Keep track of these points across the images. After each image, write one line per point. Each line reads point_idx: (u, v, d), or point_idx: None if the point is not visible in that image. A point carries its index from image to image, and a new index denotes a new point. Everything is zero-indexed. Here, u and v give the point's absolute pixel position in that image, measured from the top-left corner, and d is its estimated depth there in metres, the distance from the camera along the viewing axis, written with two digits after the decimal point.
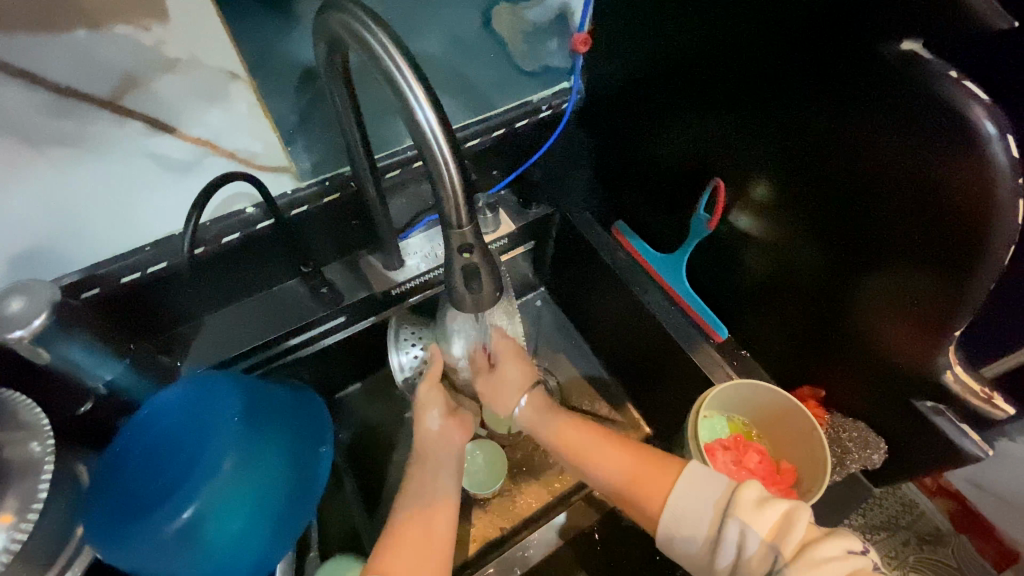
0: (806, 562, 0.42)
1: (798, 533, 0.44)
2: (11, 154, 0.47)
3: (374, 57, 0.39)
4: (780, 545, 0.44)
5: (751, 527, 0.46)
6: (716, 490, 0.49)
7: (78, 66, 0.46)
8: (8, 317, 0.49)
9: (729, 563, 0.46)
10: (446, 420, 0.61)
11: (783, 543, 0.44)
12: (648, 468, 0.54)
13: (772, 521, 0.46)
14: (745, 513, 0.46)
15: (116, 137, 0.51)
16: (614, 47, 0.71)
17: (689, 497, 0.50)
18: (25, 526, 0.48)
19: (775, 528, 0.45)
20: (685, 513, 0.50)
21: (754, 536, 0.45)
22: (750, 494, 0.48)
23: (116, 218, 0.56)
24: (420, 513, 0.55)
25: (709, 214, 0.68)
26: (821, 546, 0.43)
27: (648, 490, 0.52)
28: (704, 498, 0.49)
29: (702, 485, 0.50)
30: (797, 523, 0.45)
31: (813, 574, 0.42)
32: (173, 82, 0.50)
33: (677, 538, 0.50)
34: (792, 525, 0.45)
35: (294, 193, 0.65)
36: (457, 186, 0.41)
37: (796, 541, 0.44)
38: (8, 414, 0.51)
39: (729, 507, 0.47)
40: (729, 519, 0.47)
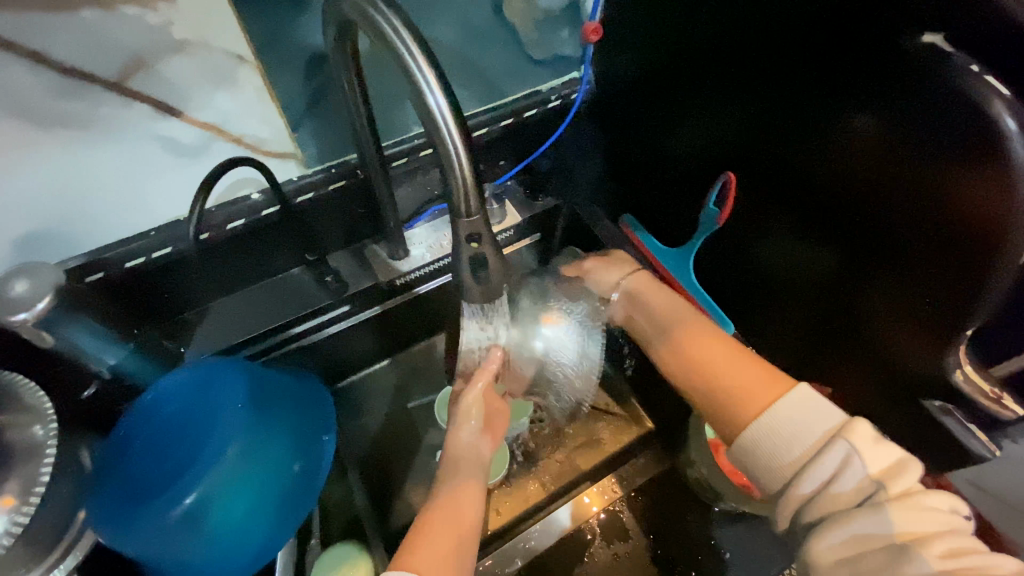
0: (905, 505, 0.40)
1: (906, 480, 0.42)
2: (14, 136, 0.46)
3: (385, 40, 0.39)
4: (885, 483, 0.41)
5: (859, 458, 0.42)
6: (830, 417, 0.45)
7: (83, 45, 0.45)
8: (12, 299, 0.48)
9: (808, 492, 0.43)
10: (480, 433, 0.61)
11: (888, 482, 0.42)
12: (758, 376, 0.51)
13: (883, 462, 0.42)
14: (860, 443, 0.43)
15: (121, 120, 0.50)
16: (626, 35, 0.70)
17: (801, 416, 0.45)
18: (27, 509, 0.48)
19: (882, 471, 0.42)
20: (792, 425, 0.45)
21: (861, 467, 0.42)
22: (868, 430, 0.44)
23: (120, 202, 0.55)
24: (450, 503, 0.54)
25: (719, 207, 0.67)
26: (932, 497, 0.40)
27: (755, 393, 0.49)
28: (815, 423, 0.45)
29: (817, 411, 0.45)
30: (909, 471, 0.42)
31: (916, 517, 0.39)
32: (179, 64, 0.50)
33: (763, 447, 0.46)
34: (902, 472, 0.42)
35: (299, 179, 0.64)
36: (466, 172, 0.40)
37: (904, 485, 0.41)
38: (11, 398, 0.52)
39: (843, 430, 0.43)
40: (837, 442, 0.43)
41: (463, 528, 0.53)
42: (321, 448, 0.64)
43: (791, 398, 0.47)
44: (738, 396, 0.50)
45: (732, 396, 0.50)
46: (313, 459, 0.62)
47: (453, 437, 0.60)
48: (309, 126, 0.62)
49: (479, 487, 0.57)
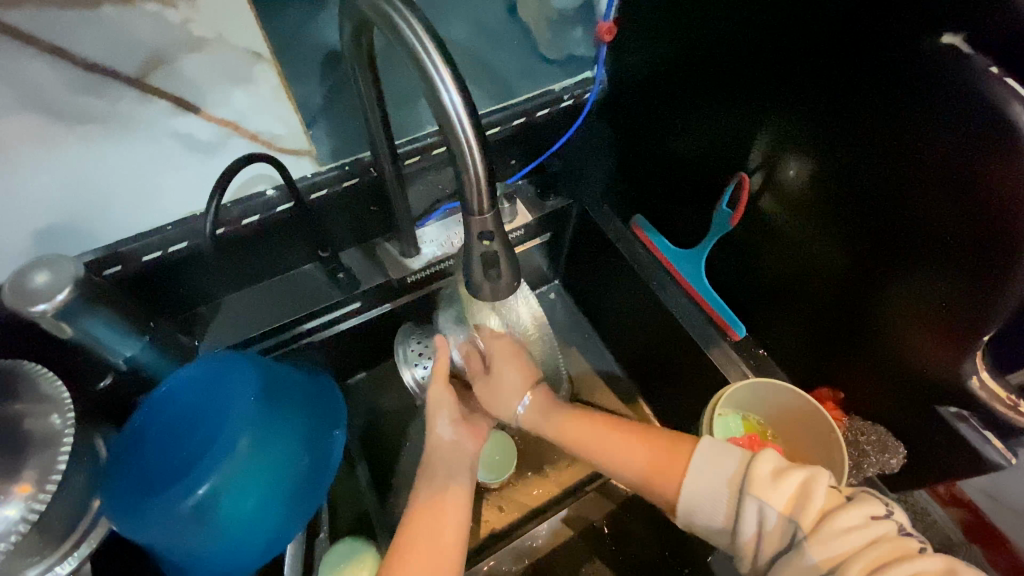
0: (822, 537, 0.41)
1: (817, 503, 0.43)
2: (37, 130, 0.48)
3: (402, 39, 0.39)
4: (799, 520, 0.43)
5: (768, 504, 0.44)
6: (733, 466, 0.48)
7: (105, 42, 0.46)
8: (33, 290, 0.49)
9: (750, 539, 0.45)
10: (456, 428, 0.60)
11: (801, 515, 0.43)
12: (665, 450, 0.53)
13: (790, 494, 0.44)
14: (762, 491, 0.45)
15: (140, 116, 0.51)
16: (640, 35, 0.70)
17: (708, 470, 0.49)
18: (43, 497, 0.49)
19: (791, 501, 0.44)
20: (702, 490, 0.48)
21: (772, 511, 0.44)
22: (765, 469, 0.46)
23: (138, 196, 0.56)
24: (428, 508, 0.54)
25: (732, 210, 0.66)
26: (845, 515, 0.42)
27: (666, 471, 0.52)
28: (721, 475, 0.48)
29: (721, 461, 0.49)
30: (817, 494, 0.44)
31: (832, 543, 0.41)
32: (198, 62, 0.50)
33: (698, 518, 0.49)
34: (808, 497, 0.44)
35: (314, 176, 0.65)
36: (480, 172, 0.40)
37: (815, 511, 0.43)
38: (30, 387, 0.53)
39: (746, 483, 0.46)
40: (746, 498, 0.45)
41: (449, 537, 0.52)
42: (330, 443, 0.64)
43: (697, 460, 0.50)
44: (660, 471, 0.52)
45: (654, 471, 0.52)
46: (322, 454, 0.63)
47: (432, 437, 0.60)
48: (323, 124, 0.62)
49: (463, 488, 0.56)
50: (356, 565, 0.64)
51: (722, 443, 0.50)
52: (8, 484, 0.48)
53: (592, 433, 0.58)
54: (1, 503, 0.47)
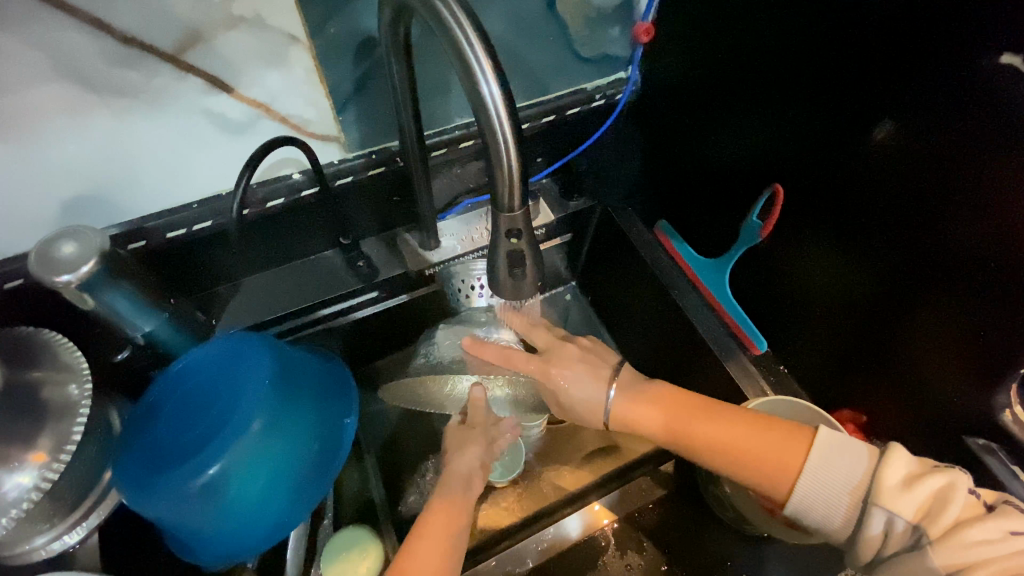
0: (953, 544, 0.41)
1: (951, 514, 0.42)
2: (72, 101, 0.48)
3: (443, 26, 0.38)
4: (929, 525, 0.43)
5: (898, 513, 0.44)
6: (857, 471, 0.47)
7: (144, 15, 0.46)
8: (61, 258, 0.49)
9: (867, 542, 0.46)
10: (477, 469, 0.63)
11: (931, 523, 0.43)
12: (775, 440, 0.50)
13: (922, 502, 0.44)
14: (892, 498, 0.44)
15: (173, 92, 0.51)
16: (679, 37, 0.69)
17: (826, 476, 0.47)
18: (57, 466, 0.49)
19: (923, 510, 0.43)
20: (827, 489, 0.47)
21: (901, 519, 0.44)
22: (895, 476, 0.45)
23: (166, 171, 0.56)
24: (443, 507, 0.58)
25: (762, 222, 0.66)
26: (979, 528, 0.41)
27: (775, 467, 0.49)
28: (847, 479, 0.47)
29: (846, 465, 0.47)
30: (953, 503, 0.43)
31: (959, 553, 0.41)
32: (236, 40, 0.50)
33: (813, 516, 0.48)
34: (945, 506, 0.43)
35: (340, 163, 0.65)
36: (513, 169, 0.40)
37: (948, 521, 0.42)
38: (48, 356, 0.53)
39: (873, 492, 0.45)
40: (873, 505, 0.45)
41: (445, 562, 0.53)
42: (341, 430, 0.64)
43: (814, 459, 0.48)
44: (765, 473, 0.50)
45: (762, 476, 0.50)
46: (333, 441, 0.63)
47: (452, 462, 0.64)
48: (353, 111, 0.61)
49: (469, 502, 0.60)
50: (358, 554, 0.64)
51: (844, 439, 0.48)
52: (24, 451, 0.48)
53: (660, 411, 0.56)
54: (16, 470, 0.48)
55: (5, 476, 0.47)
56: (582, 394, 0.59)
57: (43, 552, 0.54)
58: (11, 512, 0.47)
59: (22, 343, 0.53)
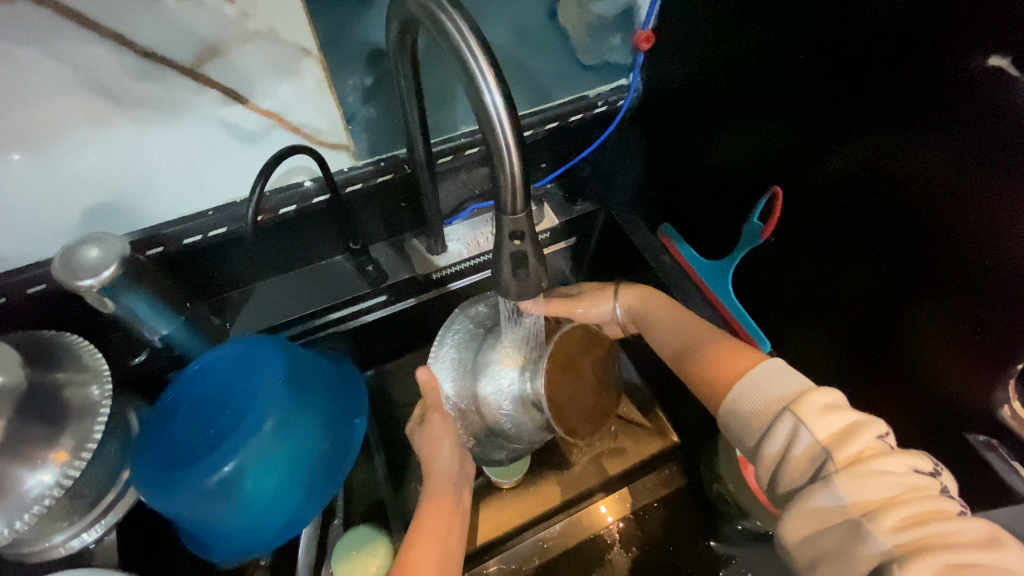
0: (855, 474, 0.41)
1: (858, 444, 0.43)
2: (95, 112, 0.50)
3: (448, 38, 0.39)
4: (833, 452, 0.43)
5: (807, 428, 0.45)
6: (787, 388, 0.49)
7: (163, 31, 0.47)
8: (83, 264, 0.51)
9: (776, 455, 0.47)
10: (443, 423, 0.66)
11: (837, 449, 0.43)
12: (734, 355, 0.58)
13: (833, 428, 0.45)
14: (805, 415, 0.46)
15: (191, 104, 0.53)
16: (679, 46, 0.70)
17: (762, 385, 0.51)
18: (78, 464, 0.51)
19: (833, 435, 0.44)
20: (760, 390, 0.51)
21: (808, 435, 0.45)
22: (818, 399, 0.47)
23: (182, 179, 0.58)
24: (437, 501, 0.62)
25: (763, 224, 0.67)
26: (884, 461, 0.41)
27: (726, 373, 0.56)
28: (775, 392, 0.50)
29: (779, 381, 0.50)
30: (861, 437, 0.43)
31: (863, 486, 0.41)
32: (250, 54, 0.52)
33: (734, 423, 0.52)
34: (852, 437, 0.43)
35: (350, 170, 0.67)
36: (516, 174, 0.41)
37: (853, 452, 0.43)
38: (71, 357, 0.55)
39: (792, 403, 0.47)
40: (786, 414, 0.47)
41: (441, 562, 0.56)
42: (351, 430, 0.66)
43: (759, 369, 0.52)
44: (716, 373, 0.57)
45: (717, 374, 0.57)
46: (342, 441, 0.64)
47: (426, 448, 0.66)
48: (362, 121, 0.63)
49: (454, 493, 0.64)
50: (368, 552, 0.65)
51: (789, 369, 0.52)
52: (46, 449, 0.50)
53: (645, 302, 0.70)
54: (38, 468, 0.49)
55: (27, 474, 0.49)
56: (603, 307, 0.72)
57: (62, 549, 0.55)
58: (33, 509, 0.49)
59: (45, 346, 0.55)
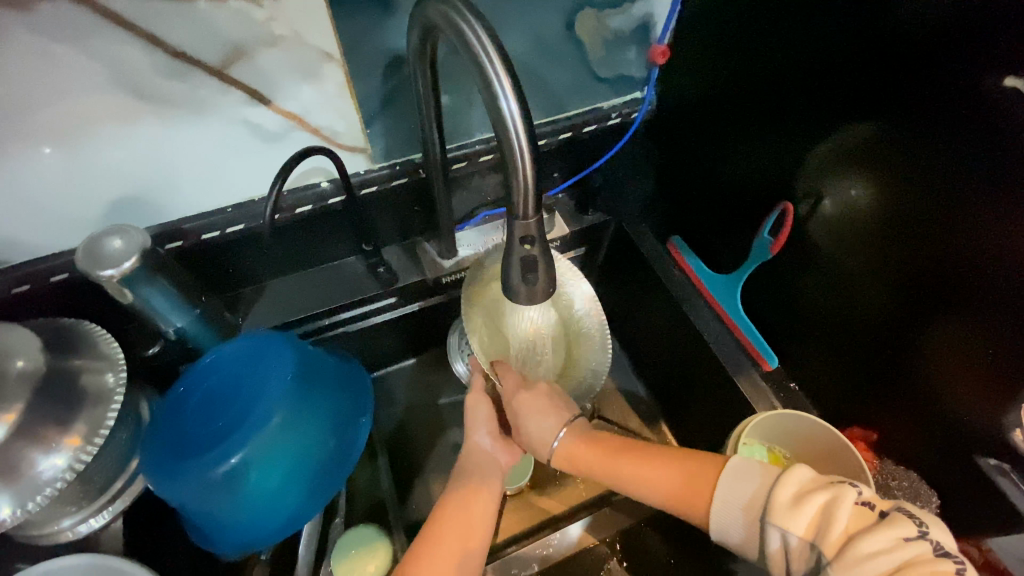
0: (845, 564, 0.37)
1: (840, 525, 0.39)
2: (124, 109, 0.51)
3: (468, 47, 0.41)
4: (820, 544, 0.39)
5: (787, 528, 0.41)
6: (751, 485, 0.45)
7: (193, 33, 0.49)
8: (107, 254, 0.52)
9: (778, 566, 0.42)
10: (495, 442, 0.63)
11: (822, 537, 0.39)
12: (693, 469, 0.49)
13: (810, 516, 0.40)
14: (781, 515, 0.41)
15: (216, 103, 0.54)
16: (695, 60, 0.71)
17: (726, 494, 0.46)
18: (90, 450, 0.52)
19: (813, 525, 0.40)
20: (726, 505, 0.45)
21: (793, 535, 0.41)
22: (785, 491, 0.42)
23: (204, 176, 0.60)
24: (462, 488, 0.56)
25: (773, 239, 0.67)
26: (869, 539, 0.37)
27: (692, 490, 0.48)
28: (741, 496, 0.45)
29: (741, 484, 0.45)
30: (839, 517, 0.39)
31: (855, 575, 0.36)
32: (275, 56, 0.53)
33: (727, 538, 0.45)
34: (831, 517, 0.39)
35: (366, 173, 0.68)
36: (528, 180, 0.42)
37: (839, 534, 0.39)
38: (90, 344, 0.57)
39: (765, 509, 0.43)
40: (766, 521, 0.42)
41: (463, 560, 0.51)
42: (357, 429, 0.66)
43: (720, 481, 0.47)
44: (687, 496, 0.48)
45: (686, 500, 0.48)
46: (347, 439, 0.65)
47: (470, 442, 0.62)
48: (380, 124, 0.64)
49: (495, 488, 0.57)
50: (368, 554, 0.64)
51: (745, 462, 0.47)
52: (60, 433, 0.51)
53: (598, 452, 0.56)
54: (51, 452, 0.51)
55: (41, 457, 0.50)
56: (540, 427, 0.58)
57: (69, 533, 0.56)
58: (45, 491, 0.50)
59: (64, 333, 0.57)
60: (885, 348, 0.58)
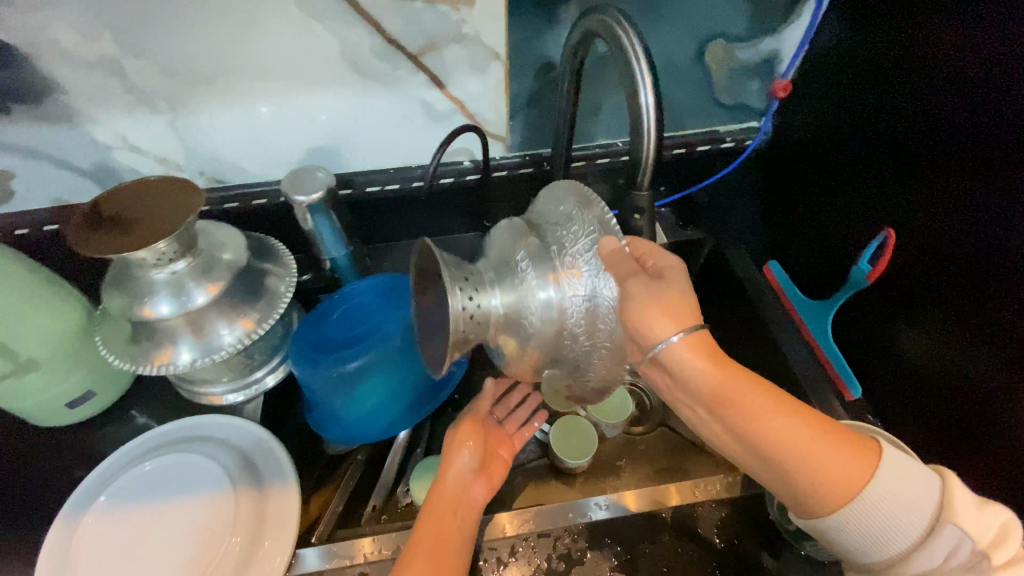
0: None
1: (1012, 547, 0.40)
2: (342, 77, 0.68)
3: (620, 48, 0.50)
4: (991, 554, 0.40)
5: (969, 534, 0.40)
6: (923, 489, 0.43)
7: (405, 25, 0.63)
8: (307, 186, 0.68)
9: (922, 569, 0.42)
10: (474, 473, 0.62)
11: (995, 552, 0.40)
12: (840, 450, 0.43)
13: (988, 530, 0.41)
14: (964, 519, 0.41)
15: (406, 83, 0.69)
16: (814, 97, 0.76)
17: (895, 489, 0.42)
18: (256, 332, 0.66)
19: (992, 538, 0.40)
20: (893, 498, 0.42)
21: (968, 542, 0.40)
22: (965, 497, 0.42)
23: (379, 140, 0.75)
24: (432, 510, 0.58)
25: (870, 267, 0.68)
26: None
27: (838, 478, 0.43)
28: (916, 497, 0.42)
29: (912, 480, 0.43)
30: (1012, 537, 0.41)
31: None
32: (457, 50, 0.67)
33: (858, 531, 0.43)
34: (1005, 539, 0.41)
35: (500, 159, 0.80)
36: (649, 160, 0.51)
37: (1009, 555, 0.40)
38: (273, 255, 0.72)
39: (945, 509, 0.42)
40: (947, 525, 0.41)
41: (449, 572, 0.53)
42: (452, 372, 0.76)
43: (884, 472, 0.43)
44: (824, 479, 0.43)
45: (817, 481, 0.43)
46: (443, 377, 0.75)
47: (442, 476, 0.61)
48: (521, 118, 0.76)
49: (468, 510, 0.59)
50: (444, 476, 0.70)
51: (907, 458, 0.44)
52: (240, 314, 0.66)
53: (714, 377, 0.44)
54: (231, 325, 0.65)
55: (224, 327, 0.65)
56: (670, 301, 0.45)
57: (219, 397, 0.72)
58: (218, 354, 0.64)
59: (261, 242, 0.73)
60: (973, 388, 0.58)
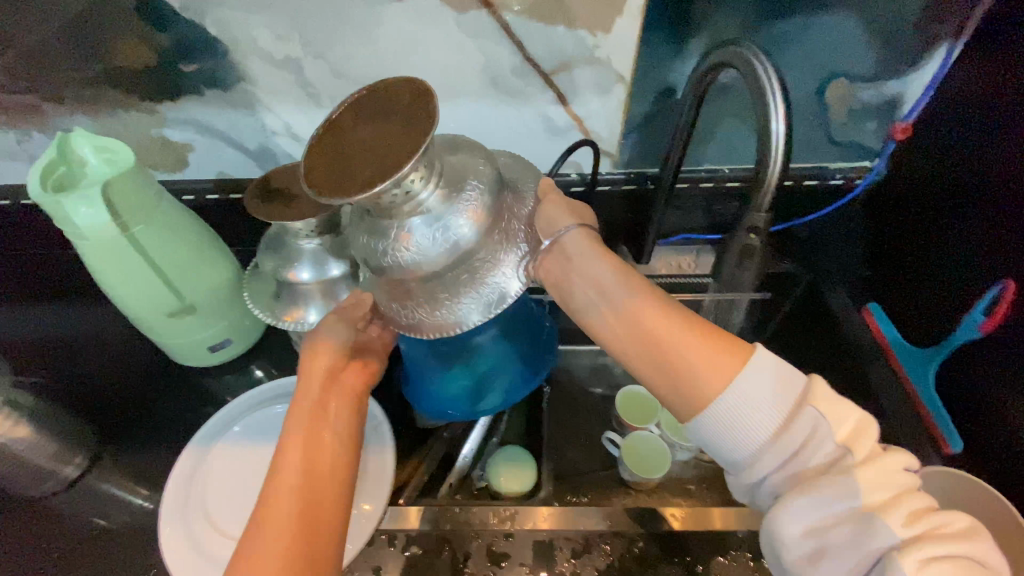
0: (873, 472, 0.43)
1: (867, 443, 0.45)
2: (478, 88, 0.75)
3: (756, 76, 0.53)
4: (851, 449, 0.44)
5: (822, 424, 0.45)
6: (789, 388, 0.47)
7: (544, 45, 0.70)
8: None
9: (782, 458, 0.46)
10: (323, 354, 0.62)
11: (852, 446, 0.45)
12: (718, 349, 0.48)
13: (842, 425, 0.45)
14: (822, 407, 0.45)
15: (534, 97, 0.76)
16: (937, 142, 0.74)
17: (770, 396, 0.46)
18: None
19: (847, 435, 0.45)
20: (753, 393, 0.46)
21: (820, 428, 0.45)
22: (821, 393, 0.46)
23: (500, 146, 0.82)
24: (293, 448, 0.56)
25: (985, 318, 0.66)
26: (883, 460, 0.44)
27: (706, 371, 0.47)
28: (794, 398, 0.46)
29: (792, 386, 0.47)
30: (868, 436, 0.45)
31: (875, 483, 0.43)
32: (587, 71, 0.73)
33: (730, 428, 0.47)
34: (861, 435, 0.45)
35: (607, 174, 0.84)
36: (773, 183, 0.53)
37: (863, 448, 0.45)
38: None
39: (807, 395, 0.46)
40: (807, 408, 0.45)
41: (305, 510, 0.52)
42: (544, 365, 0.76)
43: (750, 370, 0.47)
44: (706, 373, 0.47)
45: (675, 365, 0.48)
46: (535, 371, 0.75)
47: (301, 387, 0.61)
48: (633, 138, 0.80)
49: (333, 440, 0.58)
50: (515, 470, 0.75)
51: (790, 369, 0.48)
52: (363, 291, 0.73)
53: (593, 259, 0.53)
54: None
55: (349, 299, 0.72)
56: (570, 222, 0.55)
57: None
58: None
59: None
60: None
